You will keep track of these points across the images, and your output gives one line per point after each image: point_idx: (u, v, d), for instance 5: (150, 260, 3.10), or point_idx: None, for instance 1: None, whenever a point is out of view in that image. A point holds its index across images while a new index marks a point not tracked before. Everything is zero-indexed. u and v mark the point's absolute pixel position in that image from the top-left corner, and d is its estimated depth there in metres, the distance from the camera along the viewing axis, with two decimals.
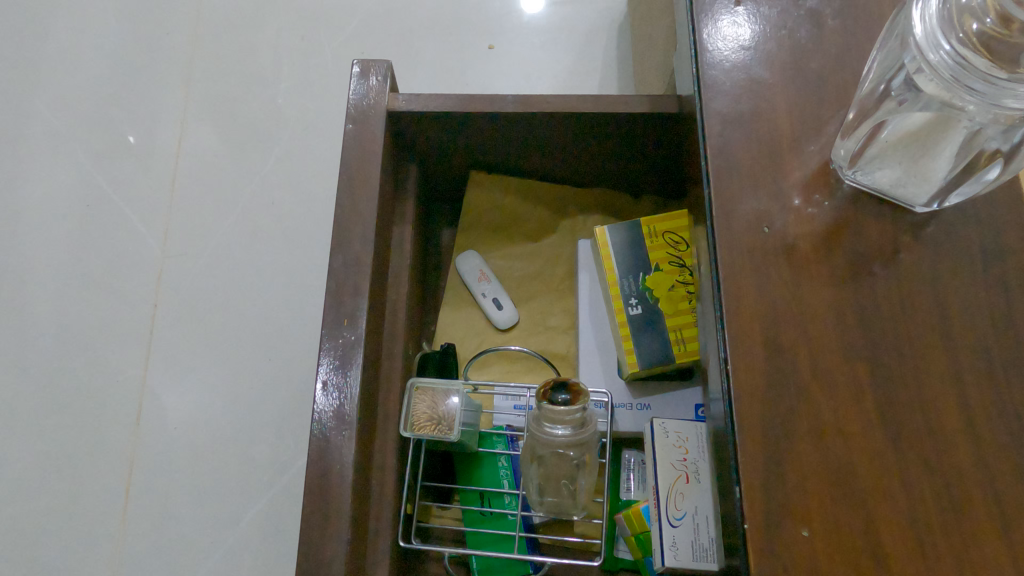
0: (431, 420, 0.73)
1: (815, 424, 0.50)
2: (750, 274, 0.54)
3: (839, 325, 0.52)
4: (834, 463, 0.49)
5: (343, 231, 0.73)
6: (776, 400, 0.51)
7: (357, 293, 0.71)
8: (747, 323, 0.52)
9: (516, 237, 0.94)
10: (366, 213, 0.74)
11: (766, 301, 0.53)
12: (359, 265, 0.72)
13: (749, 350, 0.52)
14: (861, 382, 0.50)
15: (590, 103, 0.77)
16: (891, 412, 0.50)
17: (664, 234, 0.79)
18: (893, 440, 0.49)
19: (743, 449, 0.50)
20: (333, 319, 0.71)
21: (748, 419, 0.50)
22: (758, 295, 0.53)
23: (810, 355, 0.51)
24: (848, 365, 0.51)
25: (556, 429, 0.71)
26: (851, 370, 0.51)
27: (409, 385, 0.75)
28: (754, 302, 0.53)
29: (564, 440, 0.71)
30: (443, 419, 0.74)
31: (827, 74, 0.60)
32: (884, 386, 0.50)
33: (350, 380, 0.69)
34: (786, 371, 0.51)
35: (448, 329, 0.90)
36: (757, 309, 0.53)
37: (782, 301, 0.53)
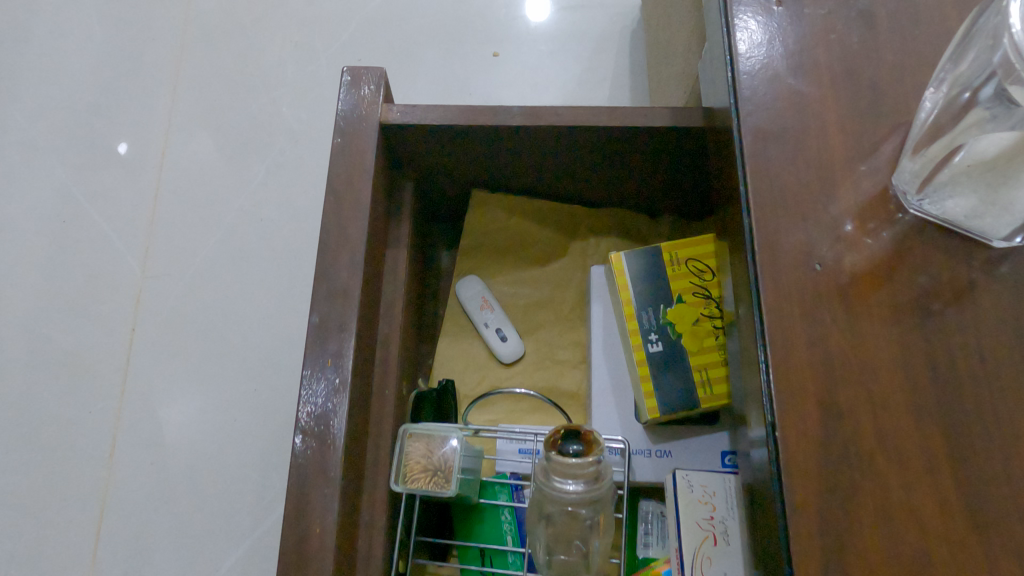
0: (426, 471, 0.65)
1: (882, 501, 0.41)
2: (799, 319, 0.46)
3: (906, 381, 0.44)
4: (907, 554, 0.40)
5: (328, 258, 0.65)
6: (834, 471, 0.42)
7: (343, 328, 0.63)
8: (797, 379, 0.44)
9: (522, 261, 0.86)
10: (355, 237, 0.66)
11: (819, 352, 0.45)
12: (345, 297, 0.64)
13: (801, 411, 0.44)
14: (935, 450, 0.42)
15: (606, 116, 0.69)
16: (972, 489, 0.41)
17: (688, 261, 0.71)
18: (976, 524, 0.41)
19: (794, 530, 0.41)
20: (316, 358, 0.63)
21: (798, 494, 0.42)
22: (809, 344, 0.45)
23: (873, 417, 0.43)
24: (919, 430, 0.43)
25: (567, 485, 0.63)
26: (923, 436, 0.43)
27: (401, 432, 0.66)
28: (804, 354, 0.45)
29: (576, 499, 0.63)
30: (439, 470, 0.66)
31: (883, 85, 0.51)
32: (962, 457, 0.42)
33: (333, 429, 0.61)
34: (845, 436, 0.43)
35: (446, 362, 0.82)
36: (809, 361, 0.45)
37: (838, 352, 0.45)
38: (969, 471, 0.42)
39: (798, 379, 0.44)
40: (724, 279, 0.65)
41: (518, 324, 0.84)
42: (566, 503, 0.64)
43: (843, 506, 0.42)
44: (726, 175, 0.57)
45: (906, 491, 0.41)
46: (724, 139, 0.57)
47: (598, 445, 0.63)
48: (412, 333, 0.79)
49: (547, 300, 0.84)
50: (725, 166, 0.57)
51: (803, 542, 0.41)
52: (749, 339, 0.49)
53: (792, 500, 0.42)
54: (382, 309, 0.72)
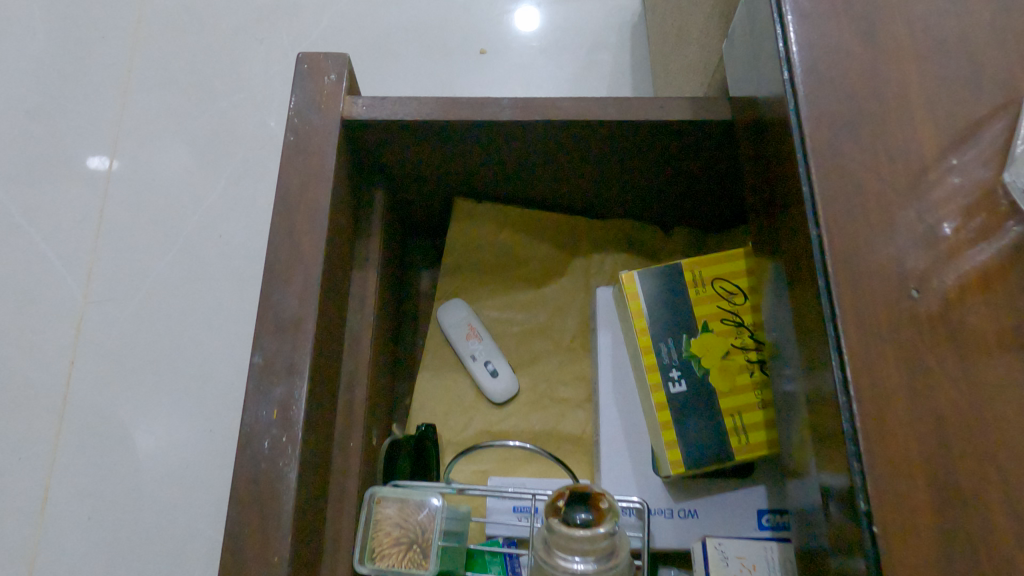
0: (399, 545, 0.52)
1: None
2: (894, 363, 0.33)
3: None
4: None
5: (277, 283, 0.53)
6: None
7: (293, 369, 0.51)
8: (898, 453, 0.32)
9: (513, 281, 0.74)
10: (310, 256, 0.54)
11: (921, 408, 0.33)
12: (296, 330, 0.52)
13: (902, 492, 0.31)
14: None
15: (615, 108, 0.57)
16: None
17: (714, 282, 0.59)
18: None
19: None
20: (259, 407, 0.50)
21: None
22: (906, 399, 0.33)
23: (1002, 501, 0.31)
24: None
25: (573, 564, 0.51)
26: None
27: (368, 496, 0.54)
28: (905, 418, 0.33)
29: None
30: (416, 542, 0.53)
31: (982, 52, 0.40)
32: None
33: (279, 498, 0.48)
34: (963, 525, 0.31)
35: (426, 402, 0.69)
36: (911, 422, 0.32)
37: (949, 412, 0.32)
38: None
39: (898, 449, 0.32)
40: (764, 305, 0.53)
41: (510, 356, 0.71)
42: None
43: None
44: (771, 174, 0.45)
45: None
46: (770, 129, 0.45)
47: (612, 517, 0.51)
48: (383, 370, 0.66)
49: (544, 328, 0.72)
50: (772, 162, 0.45)
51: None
52: (819, 387, 0.36)
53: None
54: (346, 343, 0.60)
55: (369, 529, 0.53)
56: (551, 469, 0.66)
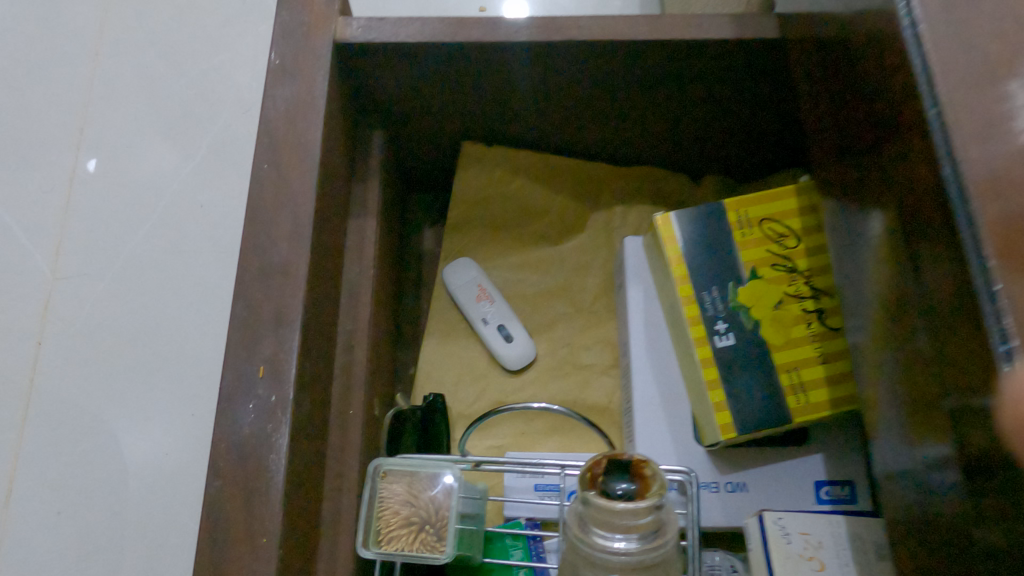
0: (408, 525, 0.45)
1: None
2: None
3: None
4: None
5: (263, 224, 0.46)
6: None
7: (281, 321, 0.43)
8: None
9: (526, 237, 0.66)
10: (301, 195, 0.46)
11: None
12: (285, 277, 0.44)
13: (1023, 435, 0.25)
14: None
15: (649, 23, 0.50)
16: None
17: (763, 223, 0.52)
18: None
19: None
20: (243, 366, 0.42)
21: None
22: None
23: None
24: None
25: (612, 542, 0.44)
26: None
27: (372, 469, 0.46)
28: None
29: (613, 563, 0.44)
30: (428, 523, 0.45)
31: None
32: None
33: (266, 469, 0.40)
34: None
35: (433, 370, 0.62)
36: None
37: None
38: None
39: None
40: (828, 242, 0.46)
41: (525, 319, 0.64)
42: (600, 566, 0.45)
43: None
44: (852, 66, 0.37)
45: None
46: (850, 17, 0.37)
47: (656, 488, 0.44)
48: (385, 335, 0.59)
49: (562, 288, 0.64)
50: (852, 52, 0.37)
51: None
52: (931, 315, 0.29)
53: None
54: (342, 299, 0.52)
55: (373, 508, 0.45)
56: (576, 441, 0.59)
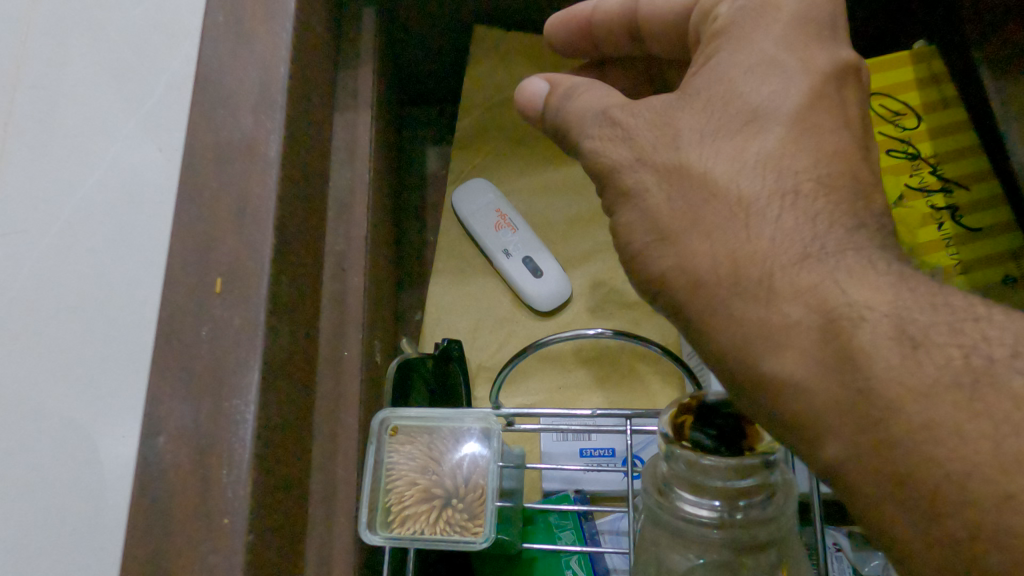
0: (425, 500, 0.32)
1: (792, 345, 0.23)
2: (815, 57, 0.28)
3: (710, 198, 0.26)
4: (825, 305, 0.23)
5: (220, 92, 0.33)
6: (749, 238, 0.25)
7: (242, 215, 0.31)
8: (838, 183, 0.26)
9: (554, 151, 0.54)
10: (269, 52, 0.34)
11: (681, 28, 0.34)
12: (248, 157, 0.32)
13: (620, 24, 0.38)
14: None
15: None
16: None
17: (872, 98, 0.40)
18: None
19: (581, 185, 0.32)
20: (195, 277, 0.30)
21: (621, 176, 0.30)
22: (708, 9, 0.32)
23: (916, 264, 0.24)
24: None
25: (703, 512, 0.32)
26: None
27: (378, 424, 0.34)
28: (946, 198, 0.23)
29: (714, 539, 0.32)
30: (456, 497, 0.33)
31: None
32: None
33: (219, 417, 0.28)
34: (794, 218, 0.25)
35: (447, 314, 0.50)
36: (809, 119, 0.27)
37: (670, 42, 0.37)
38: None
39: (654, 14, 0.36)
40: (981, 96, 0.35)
41: (557, 250, 0.52)
42: (693, 545, 0.33)
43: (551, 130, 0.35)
44: None
45: (874, 355, 0.21)
46: None
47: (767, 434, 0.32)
48: (386, 266, 0.47)
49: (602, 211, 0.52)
50: None
51: (584, 118, 0.31)
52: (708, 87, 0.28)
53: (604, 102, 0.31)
54: (330, 211, 0.40)
55: (380, 477, 0.33)
56: (633, 395, 0.47)
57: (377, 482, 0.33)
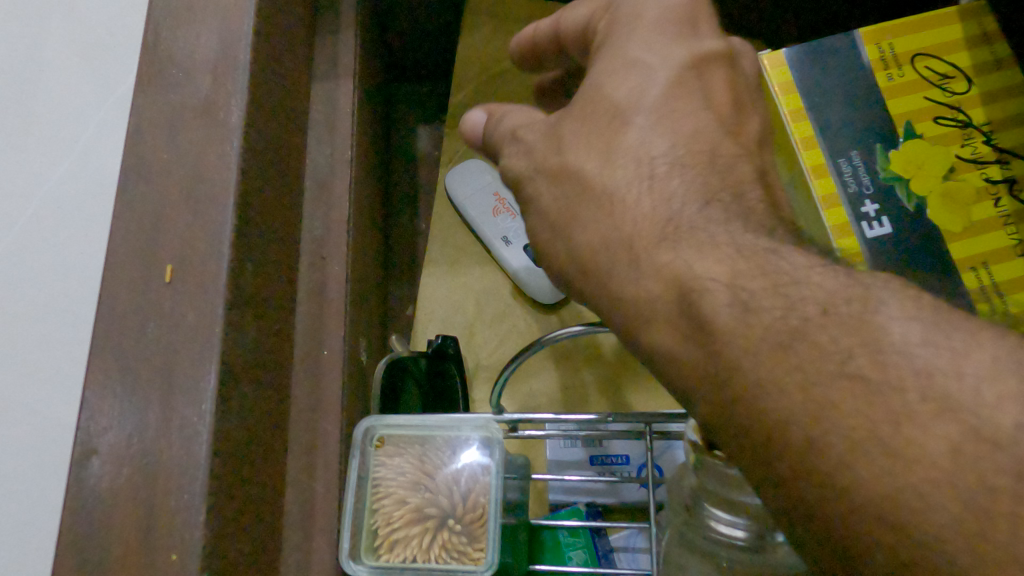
0: (419, 524, 0.28)
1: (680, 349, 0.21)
2: (678, 53, 0.25)
3: (601, 215, 0.23)
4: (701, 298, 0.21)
5: (172, 50, 0.29)
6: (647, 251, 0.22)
7: (197, 192, 0.26)
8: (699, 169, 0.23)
9: None
10: (229, 4, 0.29)
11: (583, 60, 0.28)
12: (204, 124, 0.27)
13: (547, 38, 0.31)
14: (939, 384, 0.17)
15: None
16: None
17: (917, 59, 0.36)
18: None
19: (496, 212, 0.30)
20: (140, 265, 0.25)
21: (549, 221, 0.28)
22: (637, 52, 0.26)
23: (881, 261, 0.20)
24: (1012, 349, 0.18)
25: (732, 532, 0.27)
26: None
27: (363, 434, 0.30)
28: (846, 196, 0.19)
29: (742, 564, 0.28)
30: (454, 520, 0.28)
31: None
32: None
33: (168, 431, 0.23)
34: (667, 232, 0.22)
35: (441, 309, 0.45)
36: (674, 106, 0.25)
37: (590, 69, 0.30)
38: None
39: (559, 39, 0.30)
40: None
41: None
42: (716, 571, 0.28)
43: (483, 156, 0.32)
44: None
45: (880, 359, 0.17)
46: None
47: None
48: (372, 256, 0.42)
49: None
50: None
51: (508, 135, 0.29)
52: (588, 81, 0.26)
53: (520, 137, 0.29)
54: (308, 192, 0.35)
55: (366, 494, 0.29)
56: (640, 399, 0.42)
57: (363, 501, 0.29)
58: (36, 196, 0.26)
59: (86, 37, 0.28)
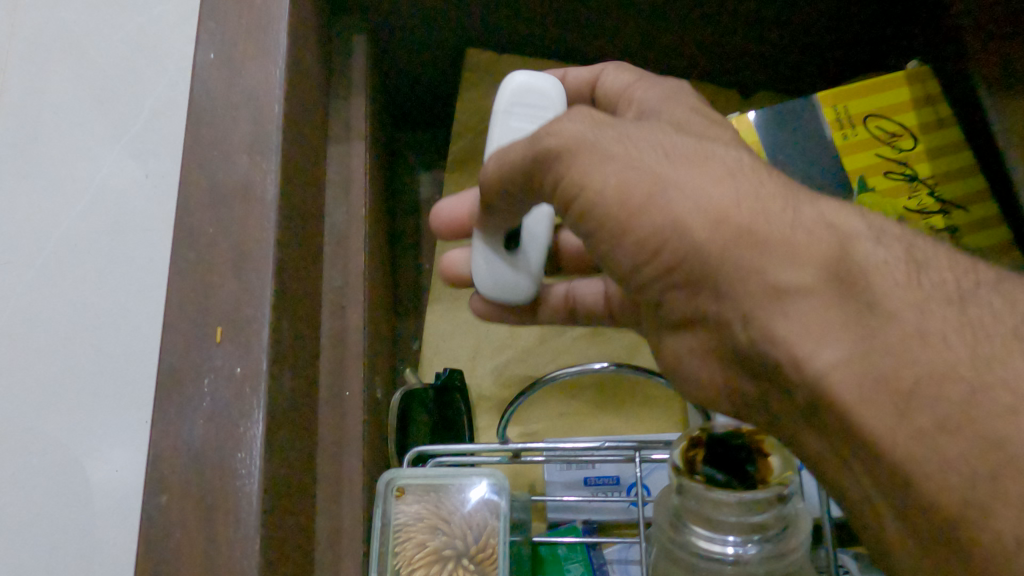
0: (438, 560, 0.32)
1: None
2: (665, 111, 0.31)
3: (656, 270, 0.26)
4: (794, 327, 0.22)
5: (213, 132, 0.33)
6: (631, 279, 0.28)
7: (239, 260, 0.30)
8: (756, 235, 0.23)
9: None
10: (261, 91, 0.33)
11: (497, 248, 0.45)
12: (244, 199, 0.31)
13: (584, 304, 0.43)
14: (786, 311, 0.22)
15: None
16: (974, 425, 0.19)
17: (867, 118, 0.40)
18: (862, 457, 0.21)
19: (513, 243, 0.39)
20: (193, 326, 0.30)
21: (623, 240, 0.26)
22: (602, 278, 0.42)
23: (870, 231, 0.23)
24: (883, 260, 0.22)
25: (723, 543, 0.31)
26: (857, 260, 0.22)
27: (384, 489, 0.33)
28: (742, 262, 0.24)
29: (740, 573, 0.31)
30: (468, 554, 0.32)
31: None
32: (927, 333, 0.20)
33: (224, 470, 0.27)
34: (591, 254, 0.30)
35: (445, 343, 0.49)
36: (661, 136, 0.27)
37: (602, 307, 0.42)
38: (917, 385, 0.20)
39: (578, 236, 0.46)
40: None
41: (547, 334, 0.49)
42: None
43: (506, 213, 0.34)
44: None
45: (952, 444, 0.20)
46: None
47: (777, 463, 0.31)
48: (382, 298, 0.46)
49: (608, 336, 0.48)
50: None
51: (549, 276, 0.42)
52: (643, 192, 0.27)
53: (602, 165, 0.26)
54: (326, 245, 0.39)
55: (389, 539, 0.32)
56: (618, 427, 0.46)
57: (386, 546, 0.32)
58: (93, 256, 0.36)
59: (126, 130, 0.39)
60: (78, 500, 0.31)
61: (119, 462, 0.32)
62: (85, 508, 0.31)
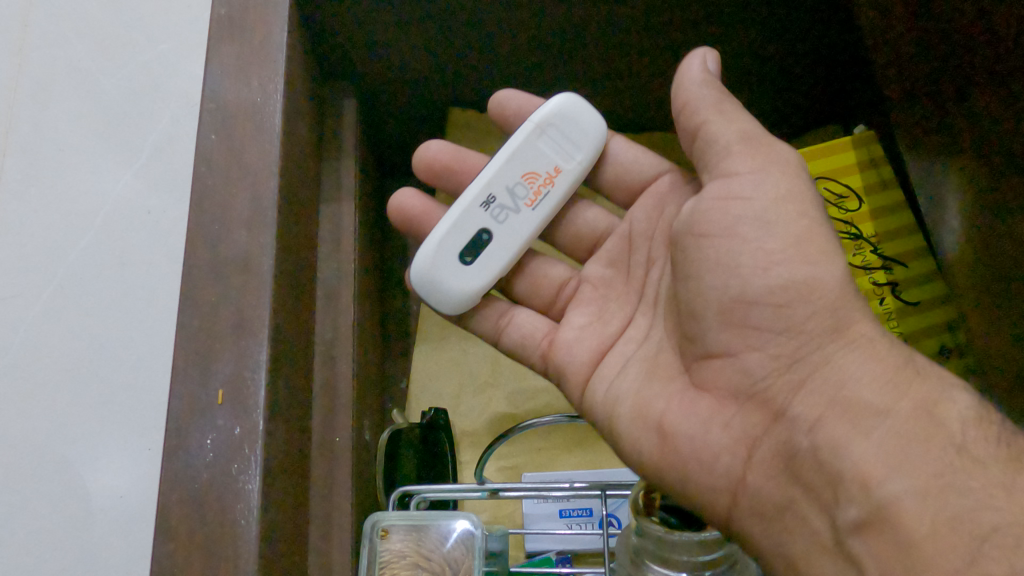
0: None
1: (703, 394, 0.33)
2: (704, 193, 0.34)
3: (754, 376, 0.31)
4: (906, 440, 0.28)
5: (212, 207, 0.36)
6: (729, 284, 0.32)
7: (238, 327, 0.34)
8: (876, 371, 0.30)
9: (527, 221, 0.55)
10: (258, 168, 0.37)
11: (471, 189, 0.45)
12: (243, 269, 0.35)
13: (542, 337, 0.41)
14: (874, 436, 0.28)
15: None
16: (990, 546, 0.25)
17: (816, 181, 0.44)
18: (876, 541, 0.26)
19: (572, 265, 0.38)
20: (197, 389, 0.33)
21: (757, 245, 0.31)
22: (570, 342, 0.39)
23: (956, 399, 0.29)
24: (967, 416, 0.29)
25: None
26: (947, 419, 0.28)
27: (371, 530, 0.37)
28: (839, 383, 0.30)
29: None
30: None
31: None
32: (985, 468, 0.27)
33: (225, 520, 0.31)
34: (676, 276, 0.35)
35: (430, 383, 0.53)
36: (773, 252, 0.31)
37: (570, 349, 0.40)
38: (992, 530, 0.25)
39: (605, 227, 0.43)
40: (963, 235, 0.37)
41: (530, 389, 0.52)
42: None
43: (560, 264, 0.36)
44: None
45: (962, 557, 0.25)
46: None
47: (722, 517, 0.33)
48: (372, 341, 0.49)
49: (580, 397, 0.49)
50: None
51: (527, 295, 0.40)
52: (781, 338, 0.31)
53: (750, 165, 0.32)
54: (318, 302, 0.43)
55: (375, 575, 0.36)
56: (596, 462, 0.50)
57: None
58: (102, 325, 0.47)
59: (138, 227, 0.50)
60: (87, 515, 0.44)
61: (121, 491, 0.44)
62: (94, 526, 0.43)
